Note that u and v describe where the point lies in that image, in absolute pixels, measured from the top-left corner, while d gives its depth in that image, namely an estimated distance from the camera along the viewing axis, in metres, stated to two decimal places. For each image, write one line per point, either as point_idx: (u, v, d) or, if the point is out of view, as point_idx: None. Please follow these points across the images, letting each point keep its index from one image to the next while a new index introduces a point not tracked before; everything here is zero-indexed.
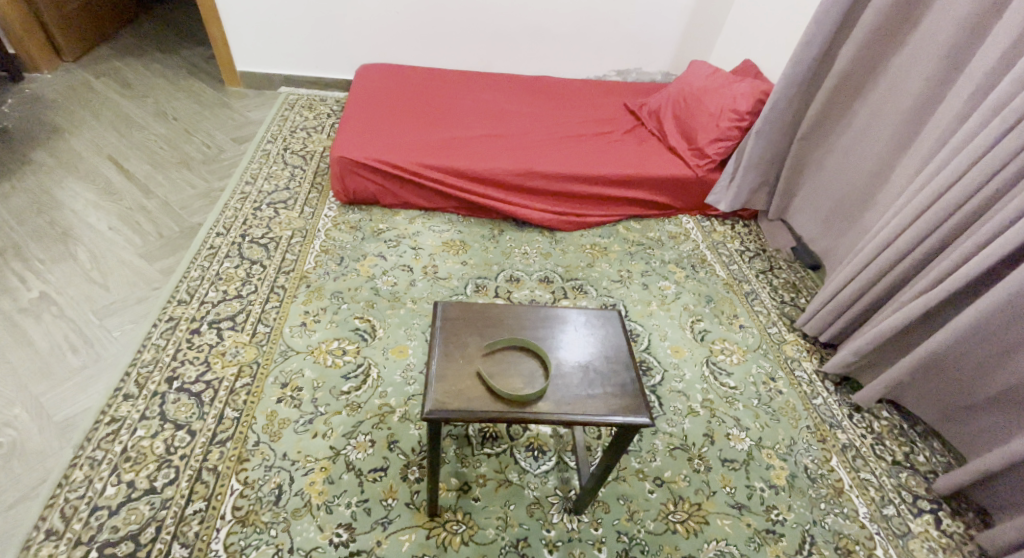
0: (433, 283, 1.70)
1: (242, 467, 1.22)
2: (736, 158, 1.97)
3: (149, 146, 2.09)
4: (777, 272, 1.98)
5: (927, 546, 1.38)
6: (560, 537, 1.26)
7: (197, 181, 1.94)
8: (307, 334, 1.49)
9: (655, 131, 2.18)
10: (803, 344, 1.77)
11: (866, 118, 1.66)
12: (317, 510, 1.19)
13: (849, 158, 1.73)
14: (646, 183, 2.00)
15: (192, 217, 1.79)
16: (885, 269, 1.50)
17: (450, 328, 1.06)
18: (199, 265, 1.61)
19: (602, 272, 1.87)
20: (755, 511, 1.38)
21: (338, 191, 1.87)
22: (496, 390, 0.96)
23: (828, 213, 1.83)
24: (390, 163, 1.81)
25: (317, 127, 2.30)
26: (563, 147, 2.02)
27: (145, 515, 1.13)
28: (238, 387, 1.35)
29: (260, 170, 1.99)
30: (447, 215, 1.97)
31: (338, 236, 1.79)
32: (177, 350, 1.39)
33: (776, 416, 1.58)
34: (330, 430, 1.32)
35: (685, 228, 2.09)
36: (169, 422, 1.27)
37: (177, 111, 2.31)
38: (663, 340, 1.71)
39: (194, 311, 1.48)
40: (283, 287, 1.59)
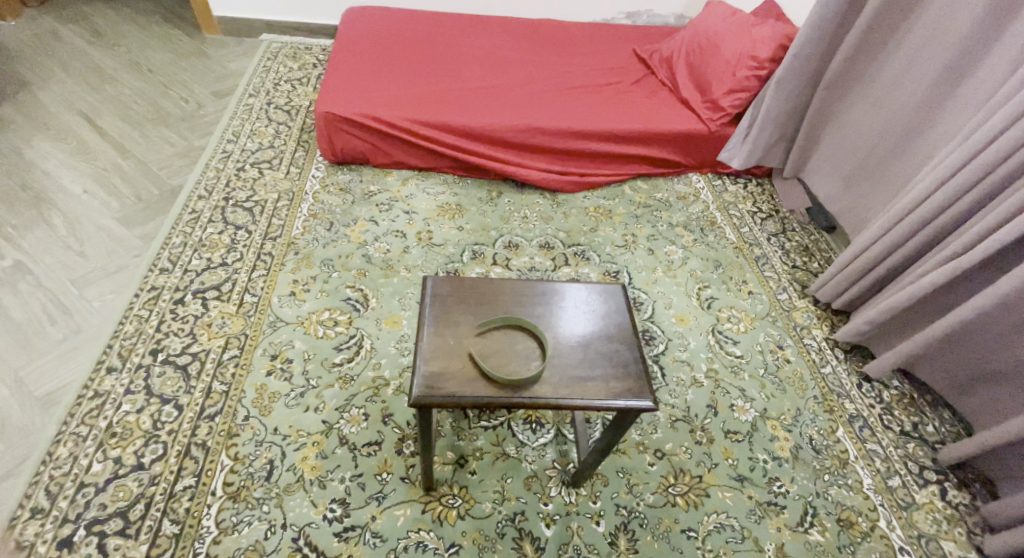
0: (428, 250, 1.63)
1: (231, 442, 1.20)
2: (752, 111, 1.83)
3: (122, 100, 1.97)
4: (791, 234, 1.88)
5: (932, 517, 1.35)
6: (557, 510, 1.25)
7: (175, 140, 1.84)
8: (297, 304, 1.44)
9: (666, 81, 2.03)
10: (814, 311, 1.70)
11: (900, 66, 1.52)
12: (310, 485, 1.17)
13: (878, 111, 1.60)
14: (654, 139, 1.87)
15: (171, 180, 1.71)
16: (908, 235, 1.41)
17: (441, 306, 1.00)
18: (181, 231, 1.55)
19: (606, 236, 1.78)
20: (756, 484, 1.36)
21: (326, 150, 1.77)
22: (489, 374, 0.90)
23: (850, 171, 1.72)
24: (380, 119, 1.70)
25: (302, 79, 2.17)
26: (567, 99, 1.89)
27: (134, 492, 1.11)
28: (226, 359, 1.31)
29: (242, 127, 1.91)
30: (443, 175, 1.87)
31: (327, 199, 1.71)
32: (161, 321, 1.36)
33: (783, 386, 1.53)
34: (322, 404, 1.28)
35: (695, 187, 1.98)
36: (154, 396, 1.24)
37: (151, 61, 2.17)
38: (667, 308, 1.65)
39: (177, 280, 1.44)
40: (270, 254, 1.54)
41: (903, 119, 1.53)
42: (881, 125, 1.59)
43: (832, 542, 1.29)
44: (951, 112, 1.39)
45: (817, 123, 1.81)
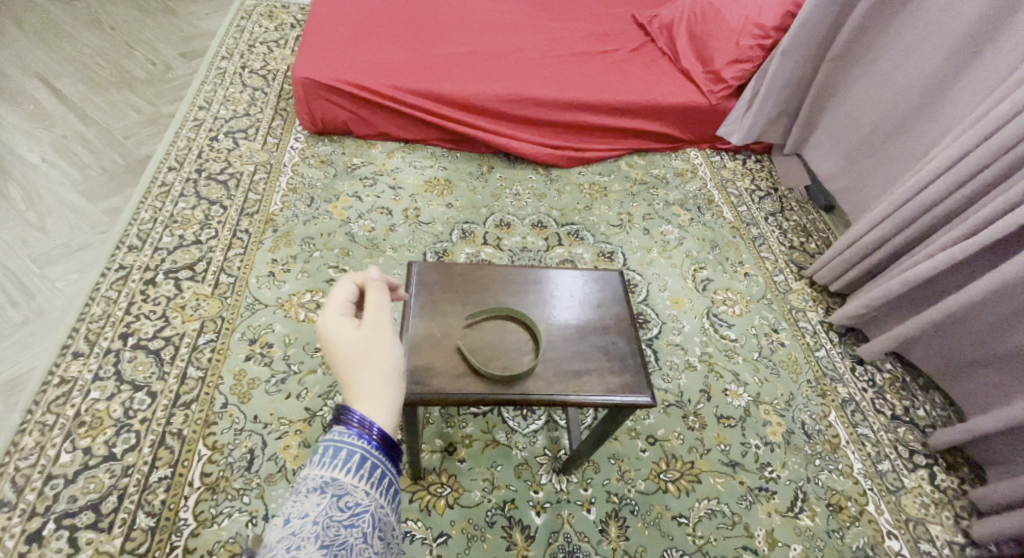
0: (415, 229, 1.56)
1: (209, 431, 1.15)
2: (755, 84, 1.76)
3: (82, 61, 1.84)
4: (789, 214, 1.83)
5: (920, 501, 1.35)
6: (548, 498, 1.23)
7: (141, 106, 1.73)
8: (277, 285, 1.38)
9: (666, 50, 1.93)
10: (809, 293, 1.67)
11: (912, 38, 1.44)
12: (292, 475, 1.13)
13: (887, 85, 1.53)
14: (652, 112, 1.79)
15: (138, 150, 1.60)
16: (912, 217, 1.37)
17: (427, 296, 0.94)
18: (150, 205, 1.46)
19: (601, 215, 1.72)
20: (748, 469, 1.35)
21: (306, 119, 1.67)
22: (478, 368, 0.84)
23: (854, 149, 1.66)
24: (363, 86, 1.59)
25: (279, 41, 2.04)
26: (561, 68, 1.79)
27: (106, 483, 1.07)
28: (201, 343, 1.26)
29: (214, 93, 1.79)
30: (431, 147, 1.78)
31: (307, 172, 1.63)
32: (130, 303, 1.29)
33: (776, 370, 1.51)
34: (304, 391, 1.23)
35: (693, 163, 1.92)
36: (125, 383, 1.19)
37: (113, 18, 2.02)
38: (662, 291, 1.60)
39: (147, 259, 1.37)
40: (247, 232, 1.46)
41: (912, 94, 1.46)
42: (889, 100, 1.53)
43: (821, 527, 1.28)
44: (964, 88, 1.33)
45: (822, 97, 1.74)
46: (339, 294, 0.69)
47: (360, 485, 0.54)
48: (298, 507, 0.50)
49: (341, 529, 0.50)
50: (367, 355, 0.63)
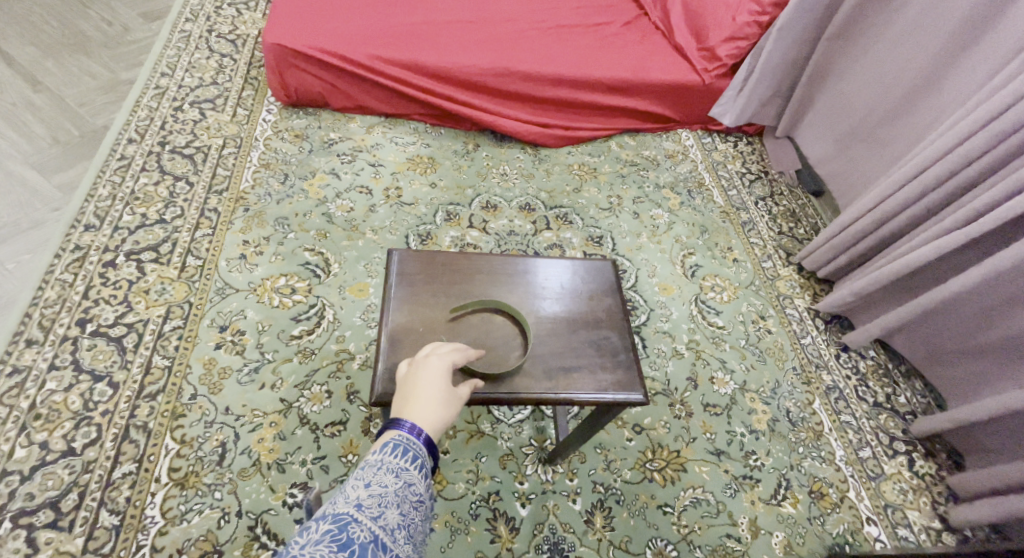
0: (397, 209, 1.48)
1: (177, 423, 1.10)
2: (751, 62, 1.70)
3: (30, 21, 1.69)
4: (778, 198, 1.80)
5: (898, 487, 1.37)
6: (533, 489, 1.21)
7: (98, 71, 1.60)
8: (248, 268, 1.30)
9: (659, 24, 1.86)
10: (797, 280, 1.66)
11: (912, 17, 1.39)
12: (267, 469, 1.08)
13: (884, 67, 1.49)
14: (643, 90, 1.73)
15: (94, 119, 1.49)
16: (903, 205, 1.34)
17: (409, 287, 0.89)
18: (108, 180, 1.36)
19: (590, 198, 1.66)
20: (733, 457, 1.34)
21: (279, 90, 1.57)
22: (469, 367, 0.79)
23: (847, 133, 1.63)
24: (337, 54, 1.49)
25: (250, 3, 1.90)
26: (550, 40, 1.70)
27: (65, 480, 1.01)
28: (167, 331, 1.19)
29: (178, 58, 1.67)
30: (413, 123, 1.69)
31: (280, 146, 1.53)
32: (89, 287, 1.21)
33: (763, 357, 1.50)
34: (279, 381, 1.18)
35: (683, 145, 1.87)
36: (84, 373, 1.12)
37: None
38: (651, 277, 1.57)
39: (106, 239, 1.27)
40: (216, 211, 1.37)
41: (909, 77, 1.42)
42: (886, 83, 1.49)
43: (803, 514, 1.29)
44: (962, 72, 1.29)
45: (817, 78, 1.70)
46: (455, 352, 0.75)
47: (422, 479, 0.59)
48: (380, 479, 0.55)
49: (410, 511, 0.55)
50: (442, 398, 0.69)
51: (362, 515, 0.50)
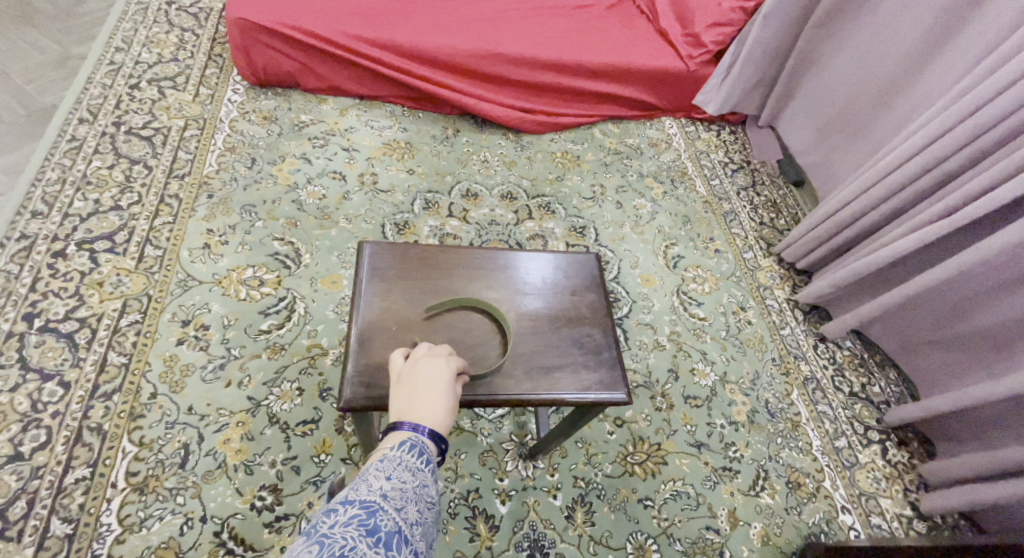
0: (372, 197, 1.42)
1: (135, 425, 1.04)
2: (735, 49, 1.67)
3: None
4: (760, 189, 1.79)
5: (872, 476, 1.39)
6: (513, 486, 1.19)
7: (45, 43, 1.48)
8: (213, 259, 1.23)
9: (644, 8, 1.82)
10: (777, 271, 1.66)
11: (896, 4, 1.37)
12: (234, 471, 1.03)
13: (867, 55, 1.47)
14: (626, 76, 1.68)
15: (41, 96, 1.38)
16: (883, 196, 1.33)
17: (380, 283, 0.84)
18: (57, 163, 1.27)
19: (573, 186, 1.63)
20: (713, 449, 1.34)
21: (245, 68, 1.48)
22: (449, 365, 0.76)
23: (829, 123, 1.61)
24: (305, 31, 1.40)
25: None
26: (531, 21, 1.64)
27: (12, 487, 0.94)
28: (124, 325, 1.12)
29: (135, 32, 1.56)
30: (389, 106, 1.62)
31: (247, 128, 1.45)
32: (36, 278, 1.12)
33: (743, 349, 1.50)
34: (247, 378, 1.12)
35: (667, 134, 1.84)
36: (32, 372, 1.04)
37: None
38: (633, 268, 1.55)
39: (55, 227, 1.19)
40: (177, 197, 1.29)
41: (892, 67, 1.40)
42: (869, 71, 1.47)
43: (780, 504, 1.30)
44: (945, 61, 1.27)
45: (800, 67, 1.68)
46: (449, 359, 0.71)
47: (433, 476, 0.58)
48: (399, 471, 0.54)
49: (425, 507, 0.54)
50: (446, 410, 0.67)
51: (388, 506, 0.48)
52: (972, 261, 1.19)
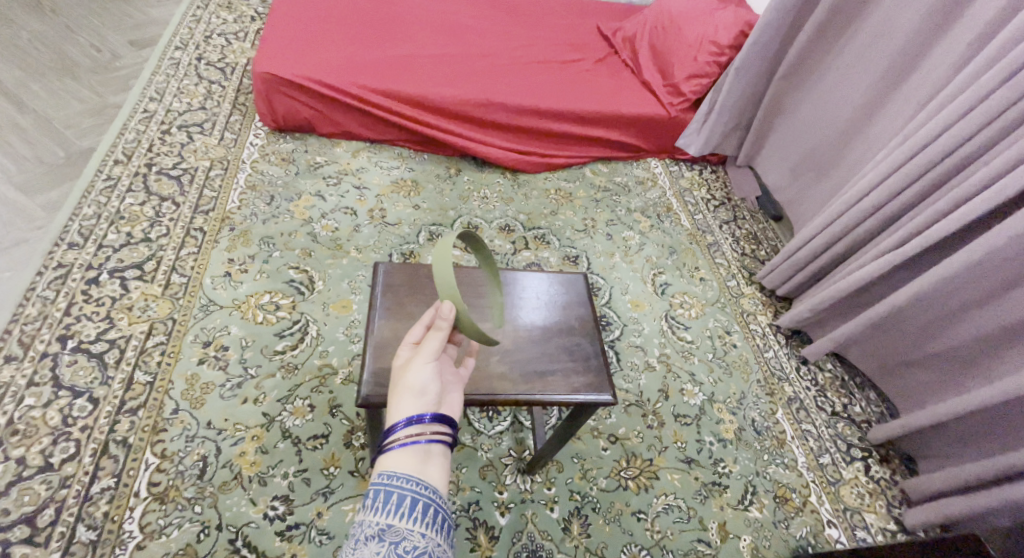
0: (381, 230, 1.54)
1: (158, 438, 1.11)
2: (711, 98, 1.84)
3: (19, 46, 1.74)
4: (740, 223, 1.92)
5: (856, 492, 1.42)
6: (512, 498, 1.25)
7: (86, 94, 1.64)
8: (233, 286, 1.33)
9: (628, 61, 2.01)
10: (760, 298, 1.75)
11: (853, 57, 1.53)
12: (249, 482, 1.10)
13: (829, 102, 1.62)
14: (613, 121, 1.84)
15: (81, 141, 1.52)
16: (847, 227, 1.45)
17: (393, 297, 0.95)
18: (93, 200, 1.39)
19: (566, 220, 1.75)
20: (703, 465, 1.39)
21: (266, 114, 1.62)
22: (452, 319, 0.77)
23: (800, 162, 1.75)
24: (322, 82, 1.56)
25: (239, 33, 1.99)
26: (526, 74, 1.81)
27: (42, 495, 1.01)
28: (150, 346, 1.21)
29: (168, 84, 1.72)
30: (397, 149, 1.76)
31: (266, 169, 1.58)
32: (71, 304, 1.23)
33: (729, 370, 1.56)
34: (262, 395, 1.20)
35: (653, 173, 1.99)
36: (64, 389, 1.13)
37: (56, 2, 1.93)
38: (624, 294, 1.65)
39: (90, 257, 1.30)
40: (201, 230, 1.41)
41: (851, 112, 1.56)
42: (832, 116, 1.62)
43: (768, 518, 1.35)
44: (897, 107, 1.42)
45: (772, 113, 1.83)
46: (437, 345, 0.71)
47: (414, 527, 0.55)
48: (359, 554, 0.52)
49: None
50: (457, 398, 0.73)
51: None
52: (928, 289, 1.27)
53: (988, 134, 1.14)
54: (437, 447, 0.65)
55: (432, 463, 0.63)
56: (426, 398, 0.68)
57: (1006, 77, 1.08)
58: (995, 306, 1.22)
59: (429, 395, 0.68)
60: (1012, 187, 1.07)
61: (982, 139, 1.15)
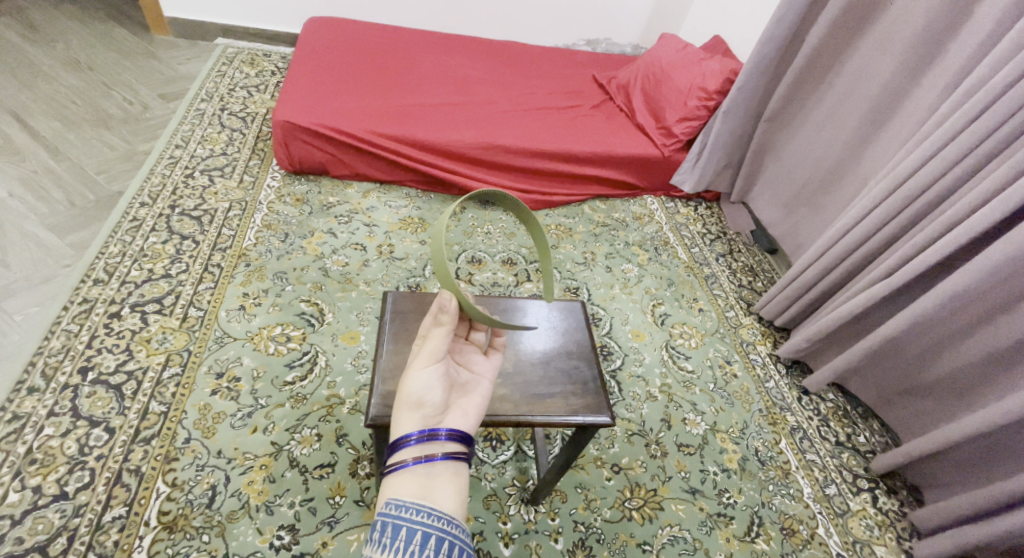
0: (388, 264, 1.61)
1: (169, 467, 1.14)
2: (703, 138, 1.93)
3: (57, 99, 1.89)
4: (736, 256, 1.97)
5: (864, 523, 1.40)
6: (516, 529, 1.25)
7: (117, 143, 1.77)
8: (247, 319, 1.39)
9: (623, 106, 2.12)
10: (759, 328, 1.78)
11: (836, 99, 1.62)
12: (255, 511, 1.12)
13: (815, 142, 1.70)
14: (610, 161, 1.93)
15: (110, 186, 1.63)
16: (837, 259, 1.49)
17: (401, 323, 1.02)
18: (119, 239, 1.48)
19: (567, 253, 1.84)
20: (707, 496, 1.38)
21: (283, 158, 1.73)
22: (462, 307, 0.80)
23: (792, 197, 1.81)
24: (336, 128, 1.67)
25: (260, 86, 2.14)
26: (527, 119, 1.92)
27: (55, 524, 1.04)
28: (166, 377, 1.26)
29: (192, 132, 1.84)
30: (405, 189, 1.85)
31: (282, 209, 1.67)
32: (93, 337, 1.29)
33: (731, 400, 1.58)
34: (271, 424, 1.23)
35: (649, 209, 2.06)
36: (82, 419, 1.17)
37: (93, 60, 2.10)
38: (624, 325, 1.69)
39: (113, 292, 1.37)
40: (219, 266, 1.48)
41: (837, 149, 1.63)
42: (819, 154, 1.69)
43: (776, 551, 1.32)
44: (880, 144, 1.49)
45: (761, 152, 1.91)
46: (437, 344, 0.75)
47: None
48: None
49: None
50: (463, 406, 0.76)
51: None
52: (917, 319, 1.30)
53: (964, 168, 1.20)
54: (444, 460, 0.68)
55: (439, 479, 0.66)
56: (423, 410, 0.72)
57: (977, 114, 1.16)
58: (985, 332, 1.26)
59: (426, 408, 0.72)
60: (990, 217, 1.12)
61: (959, 172, 1.21)
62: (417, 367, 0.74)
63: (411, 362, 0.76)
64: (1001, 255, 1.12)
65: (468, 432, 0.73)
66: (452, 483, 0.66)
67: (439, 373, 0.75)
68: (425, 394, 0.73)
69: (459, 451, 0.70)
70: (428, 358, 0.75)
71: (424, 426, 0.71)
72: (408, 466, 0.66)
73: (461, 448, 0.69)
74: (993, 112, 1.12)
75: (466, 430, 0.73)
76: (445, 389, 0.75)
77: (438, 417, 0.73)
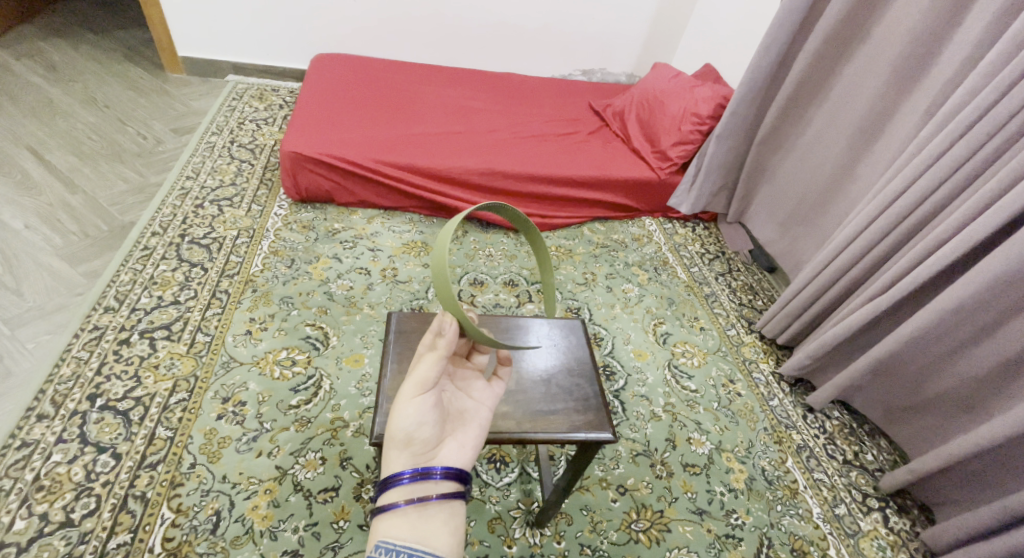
0: (392, 287, 1.64)
1: (174, 493, 1.14)
2: (697, 162, 1.97)
3: (74, 135, 1.96)
4: (736, 274, 2.00)
5: (876, 544, 1.37)
6: (521, 552, 1.24)
7: (130, 176, 1.83)
8: (253, 343, 1.42)
9: (620, 132, 2.18)
10: (760, 346, 1.78)
11: (825, 121, 1.67)
12: (260, 536, 1.12)
13: (807, 162, 1.74)
14: (608, 185, 1.98)
15: (123, 217, 1.68)
16: (835, 275, 1.50)
17: (406, 342, 1.04)
18: (130, 268, 1.52)
19: (567, 274, 1.87)
20: (715, 517, 1.37)
21: (290, 189, 1.78)
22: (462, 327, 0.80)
23: (786, 217, 1.84)
24: (342, 158, 1.72)
25: (268, 119, 2.21)
26: (526, 146, 1.97)
27: (60, 551, 1.04)
28: (172, 403, 1.27)
29: (203, 164, 1.91)
30: (408, 215, 1.90)
31: (288, 236, 1.71)
32: (103, 363, 1.31)
33: (735, 418, 1.57)
34: (276, 448, 1.24)
35: (647, 230, 2.10)
36: (90, 445, 1.18)
37: (108, 97, 2.19)
38: (626, 344, 1.70)
39: (123, 319, 1.40)
40: (226, 291, 1.52)
41: (829, 170, 1.67)
42: (811, 174, 1.73)
43: None
44: (872, 164, 1.54)
45: (755, 174, 1.95)
46: (427, 373, 0.76)
47: None
48: None
49: None
50: (460, 440, 0.78)
51: None
52: (915, 332, 1.31)
53: (952, 183, 1.23)
54: (431, 502, 0.70)
55: (431, 518, 0.70)
56: (412, 447, 0.74)
57: (959, 134, 1.20)
58: (984, 346, 1.27)
59: (412, 446, 0.74)
60: (979, 231, 1.15)
61: (948, 188, 1.23)
62: (407, 399, 0.75)
63: (405, 387, 0.76)
64: (992, 269, 1.15)
65: (463, 468, 0.75)
66: (446, 525, 0.70)
67: (429, 405, 0.75)
68: (413, 430, 0.74)
69: (455, 489, 0.73)
70: (419, 390, 0.75)
71: (414, 464, 0.73)
72: (399, 507, 0.69)
73: (456, 487, 0.72)
74: (975, 132, 1.16)
75: (462, 464, 0.76)
76: (436, 424, 0.76)
77: (429, 453, 0.75)
